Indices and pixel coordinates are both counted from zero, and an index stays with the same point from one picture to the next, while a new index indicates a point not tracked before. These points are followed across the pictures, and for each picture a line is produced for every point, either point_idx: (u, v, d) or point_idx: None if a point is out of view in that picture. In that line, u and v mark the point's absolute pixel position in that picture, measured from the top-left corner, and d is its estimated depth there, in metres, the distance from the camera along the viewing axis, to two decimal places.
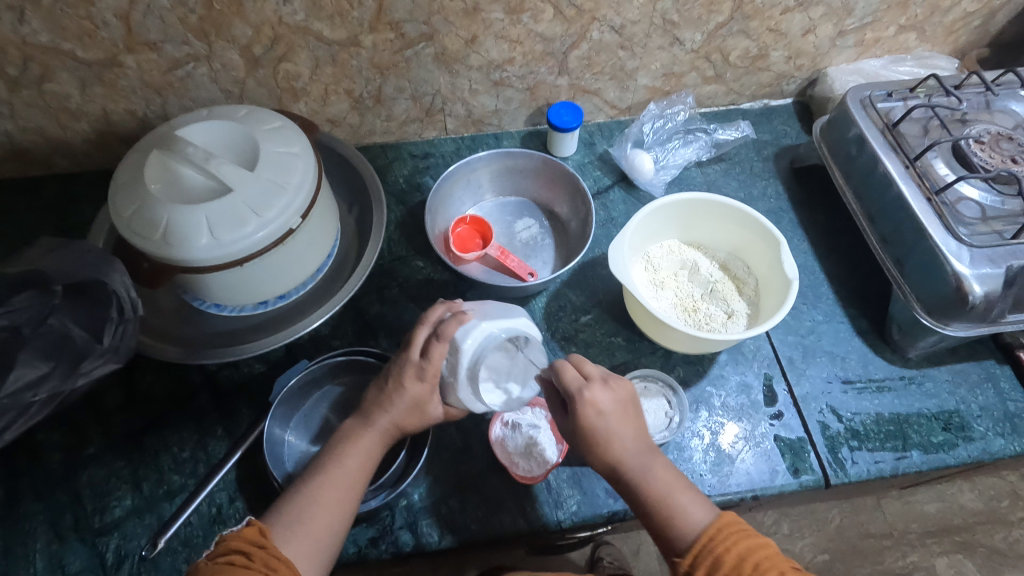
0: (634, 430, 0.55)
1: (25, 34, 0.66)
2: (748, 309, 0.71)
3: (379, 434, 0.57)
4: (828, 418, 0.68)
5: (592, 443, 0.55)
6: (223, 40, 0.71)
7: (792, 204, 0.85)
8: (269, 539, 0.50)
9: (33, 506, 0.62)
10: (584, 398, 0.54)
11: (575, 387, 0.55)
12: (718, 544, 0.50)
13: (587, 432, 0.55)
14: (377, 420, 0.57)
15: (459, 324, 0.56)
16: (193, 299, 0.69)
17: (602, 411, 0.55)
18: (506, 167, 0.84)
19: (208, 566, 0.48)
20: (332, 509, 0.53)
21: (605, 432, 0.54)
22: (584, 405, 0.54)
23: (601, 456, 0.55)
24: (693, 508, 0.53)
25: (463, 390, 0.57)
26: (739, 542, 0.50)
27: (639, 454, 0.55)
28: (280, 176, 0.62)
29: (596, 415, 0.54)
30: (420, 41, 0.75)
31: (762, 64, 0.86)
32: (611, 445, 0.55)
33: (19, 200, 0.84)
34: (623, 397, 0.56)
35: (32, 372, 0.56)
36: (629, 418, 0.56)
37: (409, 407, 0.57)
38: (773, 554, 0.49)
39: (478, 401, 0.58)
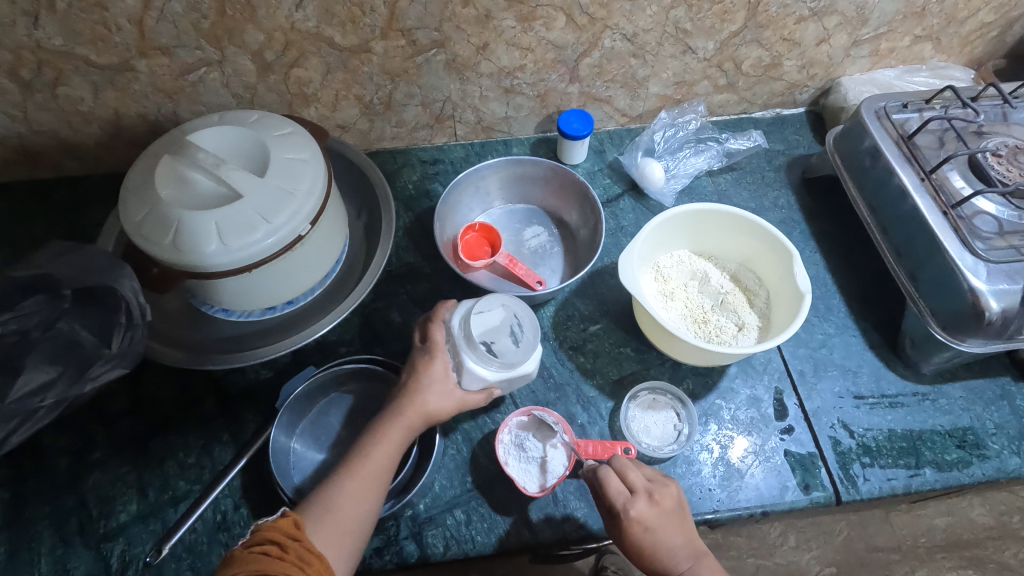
0: (678, 537, 0.55)
1: (39, 39, 0.67)
2: (758, 322, 0.70)
3: (405, 428, 0.56)
4: (840, 434, 0.68)
5: (645, 556, 0.55)
6: (235, 46, 0.71)
7: (805, 214, 0.84)
8: (303, 533, 0.50)
9: (39, 509, 0.62)
10: (630, 517, 0.55)
11: (620, 505, 0.55)
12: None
13: (638, 550, 0.55)
14: (403, 412, 0.57)
15: (446, 304, 0.61)
16: (201, 304, 0.69)
17: (652, 530, 0.54)
18: (515, 174, 0.83)
19: (244, 555, 0.48)
20: (361, 501, 0.53)
21: (651, 544, 0.55)
22: (632, 522, 0.55)
23: (650, 568, 0.56)
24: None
25: (469, 354, 0.57)
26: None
27: (687, 562, 0.55)
28: (291, 182, 0.62)
29: (640, 533, 0.55)
30: (432, 48, 0.74)
31: (775, 73, 0.85)
32: (661, 559, 0.55)
33: (30, 201, 0.84)
34: (671, 501, 0.56)
35: (40, 377, 0.57)
36: (675, 528, 0.55)
37: (421, 417, 0.57)
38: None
39: (489, 363, 0.57)
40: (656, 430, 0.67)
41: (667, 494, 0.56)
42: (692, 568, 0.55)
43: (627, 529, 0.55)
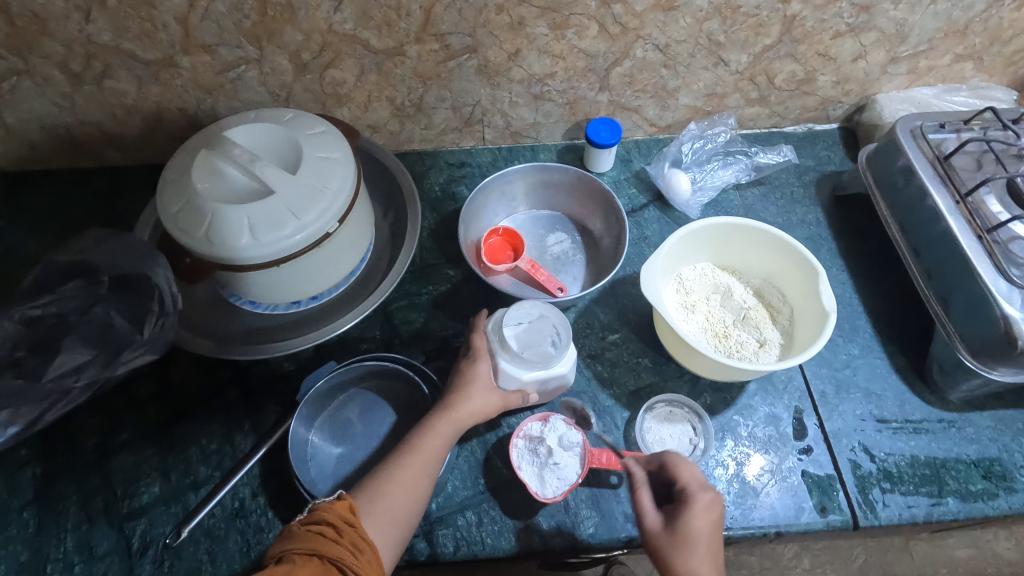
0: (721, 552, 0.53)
1: (90, 33, 0.70)
2: (781, 339, 0.69)
3: (451, 422, 0.59)
4: (860, 457, 0.66)
5: (695, 557, 0.51)
6: (274, 46, 0.73)
7: (833, 232, 0.82)
8: (357, 518, 0.52)
9: (67, 486, 0.64)
10: (705, 498, 0.54)
11: (683, 487, 0.55)
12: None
13: (684, 545, 0.52)
14: (449, 408, 0.59)
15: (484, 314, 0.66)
16: (230, 295, 0.71)
17: (704, 530, 0.52)
18: (541, 180, 0.84)
19: (302, 532, 0.50)
20: (408, 490, 0.55)
21: (711, 541, 0.52)
22: (704, 506, 0.53)
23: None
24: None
25: (502, 356, 0.62)
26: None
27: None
28: (323, 181, 0.64)
29: (708, 524, 0.53)
30: (464, 53, 0.76)
31: (808, 88, 0.84)
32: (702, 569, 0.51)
33: (72, 189, 0.87)
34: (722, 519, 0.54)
35: (76, 358, 0.59)
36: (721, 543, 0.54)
37: (467, 414, 0.59)
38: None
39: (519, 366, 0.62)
40: (671, 444, 0.67)
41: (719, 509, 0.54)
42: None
43: (682, 517, 0.53)
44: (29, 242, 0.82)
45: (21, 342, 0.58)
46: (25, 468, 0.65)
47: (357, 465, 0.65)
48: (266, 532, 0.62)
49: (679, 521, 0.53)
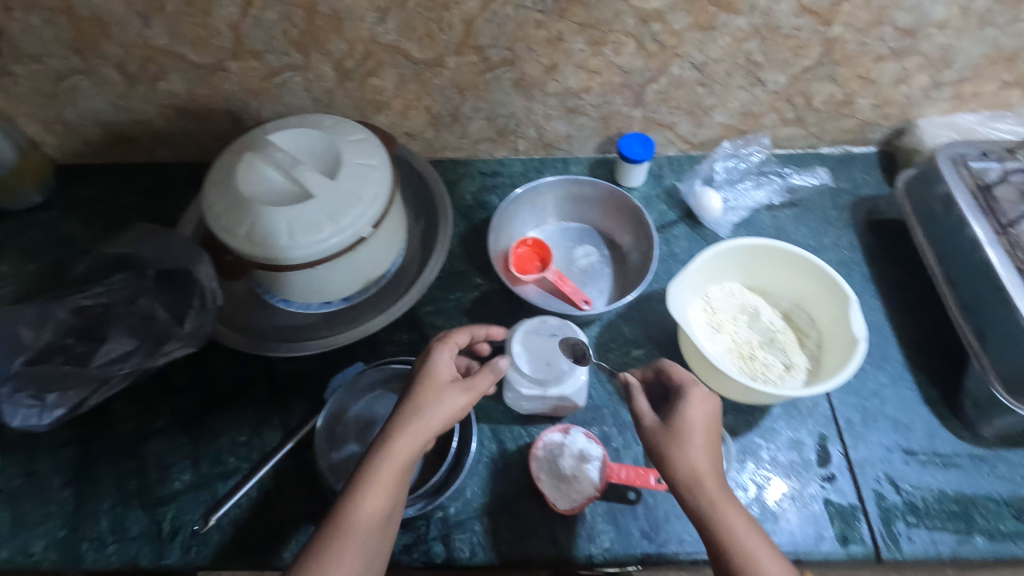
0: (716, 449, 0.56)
1: (147, 37, 0.73)
2: (808, 363, 0.69)
3: (389, 472, 0.52)
4: (885, 488, 0.65)
5: (686, 447, 0.55)
6: (319, 54, 0.75)
7: (866, 257, 0.81)
8: None
9: (104, 468, 0.67)
10: (694, 391, 0.57)
11: (681, 385, 0.58)
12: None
13: (681, 434, 0.55)
14: (387, 453, 0.52)
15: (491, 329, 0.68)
16: (265, 292, 0.74)
17: (700, 419, 0.56)
18: (572, 193, 0.84)
19: None
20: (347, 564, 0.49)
21: (700, 430, 0.55)
22: (693, 399, 0.57)
23: (684, 465, 0.54)
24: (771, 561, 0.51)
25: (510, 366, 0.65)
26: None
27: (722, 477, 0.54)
28: (360, 187, 0.66)
29: (693, 415, 0.56)
30: (502, 65, 0.77)
31: (847, 110, 0.83)
32: (699, 459, 0.54)
33: (121, 183, 0.91)
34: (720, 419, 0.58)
35: (121, 346, 0.62)
36: (714, 437, 0.56)
37: (406, 459, 0.52)
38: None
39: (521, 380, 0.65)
40: None
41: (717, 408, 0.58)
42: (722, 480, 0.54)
43: (679, 410, 0.57)
44: (80, 232, 0.87)
45: (72, 330, 0.61)
46: (66, 449, 0.68)
47: None
48: (289, 525, 0.64)
49: (676, 412, 0.57)
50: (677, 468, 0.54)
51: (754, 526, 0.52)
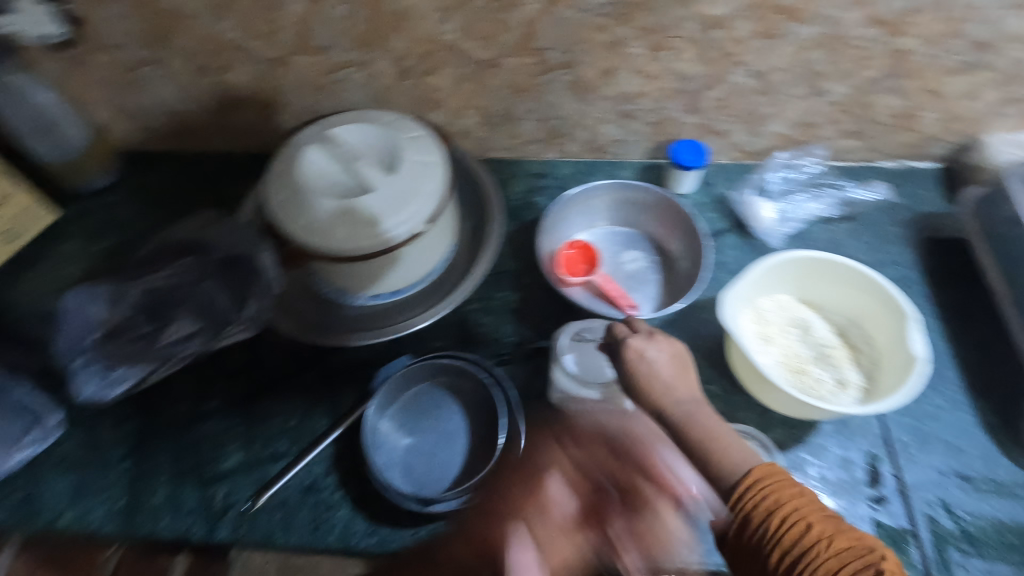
0: (681, 375, 0.59)
1: (219, 31, 0.76)
2: (861, 381, 0.67)
3: None
4: (939, 514, 0.63)
5: (644, 389, 0.58)
6: (381, 51, 0.77)
7: (924, 276, 0.79)
8: None
9: (161, 444, 0.70)
10: (629, 343, 0.60)
11: (619, 338, 0.62)
12: (752, 496, 0.51)
13: (635, 377, 0.59)
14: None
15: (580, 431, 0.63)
16: (319, 282, 0.76)
17: (649, 357, 0.59)
18: (623, 198, 0.85)
19: None
20: None
21: (650, 370, 0.59)
22: (632, 347, 0.60)
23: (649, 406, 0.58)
24: (742, 456, 0.54)
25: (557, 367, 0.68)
26: (785, 494, 0.50)
27: (689, 402, 0.58)
28: (418, 183, 0.67)
29: (639, 360, 0.59)
30: (559, 68, 0.77)
31: (910, 124, 0.81)
32: (658, 393, 0.58)
33: (183, 170, 0.94)
34: (677, 350, 0.61)
35: (187, 328, 0.65)
36: (678, 370, 0.59)
37: None
38: (807, 505, 0.50)
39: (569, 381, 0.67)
40: None
41: (670, 343, 0.61)
42: (688, 407, 0.57)
43: (623, 355, 0.60)
44: (143, 216, 0.90)
45: (143, 308, 0.65)
46: (125, 423, 0.71)
47: (424, 457, 0.68)
48: (335, 510, 0.65)
49: (625, 357, 0.60)
50: (644, 403, 0.59)
51: (724, 433, 0.56)
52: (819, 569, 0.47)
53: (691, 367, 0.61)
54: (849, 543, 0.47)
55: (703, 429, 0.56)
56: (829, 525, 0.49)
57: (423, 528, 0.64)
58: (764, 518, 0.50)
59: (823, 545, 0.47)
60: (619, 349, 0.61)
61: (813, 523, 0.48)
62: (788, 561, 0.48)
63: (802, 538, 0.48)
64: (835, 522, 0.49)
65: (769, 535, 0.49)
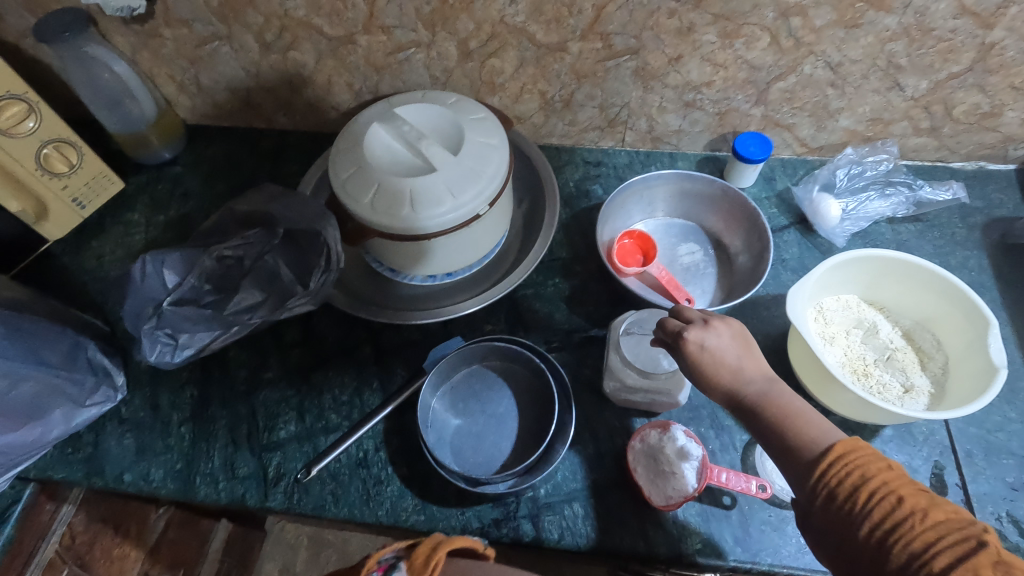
0: (751, 357, 0.55)
1: (288, 7, 0.76)
2: (929, 387, 0.65)
3: None
4: (1007, 529, 0.61)
5: (710, 378, 0.54)
6: (446, 32, 0.77)
7: (996, 282, 0.76)
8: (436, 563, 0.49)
9: (218, 410, 0.72)
10: (684, 337, 0.55)
11: (673, 334, 0.56)
12: (835, 471, 0.45)
13: (698, 367, 0.54)
14: None
15: (649, 435, 0.65)
16: (375, 260, 0.77)
17: (710, 344, 0.54)
18: (682, 189, 0.83)
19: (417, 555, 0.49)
20: None
21: (714, 359, 0.54)
22: (693, 339, 0.55)
23: (718, 392, 0.54)
24: (824, 429, 0.49)
25: (612, 356, 0.68)
26: (871, 467, 0.44)
27: (763, 383, 0.53)
28: (481, 164, 0.67)
29: (698, 352, 0.54)
30: (625, 54, 0.76)
31: (990, 123, 0.77)
32: (725, 379, 0.53)
33: (243, 146, 0.96)
34: (737, 330, 0.55)
35: (252, 298, 0.67)
36: (744, 352, 0.55)
37: None
38: (898, 479, 0.44)
39: (626, 369, 0.66)
40: None
41: (728, 325, 0.56)
42: (764, 389, 0.53)
43: (682, 349, 0.55)
44: (204, 190, 0.92)
45: (211, 277, 0.68)
46: (185, 388, 0.73)
47: (474, 439, 0.68)
48: (385, 485, 0.66)
49: (685, 351, 0.55)
50: (711, 390, 0.55)
51: (802, 409, 0.51)
52: (916, 547, 0.41)
53: (755, 343, 0.56)
54: (947, 517, 0.41)
55: (779, 406, 0.51)
56: (923, 499, 0.42)
57: (471, 509, 0.64)
58: (850, 494, 0.44)
59: (919, 520, 0.41)
60: (676, 344, 0.56)
61: (905, 497, 0.42)
62: (880, 538, 0.42)
63: (892, 514, 0.42)
64: (930, 495, 0.43)
65: (854, 511, 0.43)
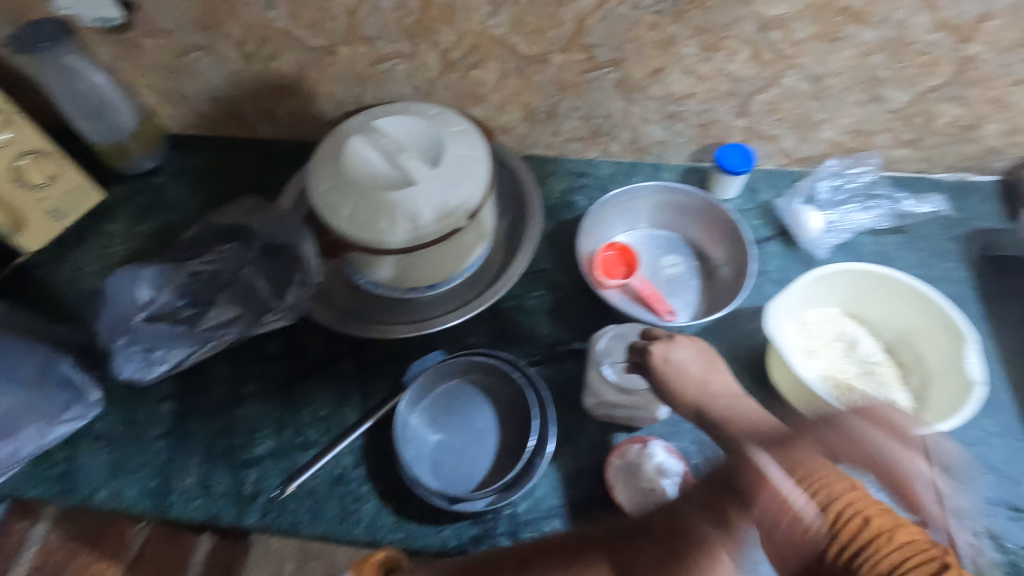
0: (718, 374, 0.59)
1: (268, 18, 0.76)
2: (910, 402, 0.65)
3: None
4: (987, 544, 0.61)
5: (680, 392, 0.58)
6: (427, 43, 0.76)
7: (977, 295, 0.76)
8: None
9: (196, 425, 0.71)
10: (651, 351, 0.61)
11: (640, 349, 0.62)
12: (800, 489, 0.46)
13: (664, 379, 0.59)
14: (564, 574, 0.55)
15: (630, 451, 0.65)
16: (355, 272, 0.76)
17: (674, 356, 0.60)
18: (666, 201, 0.82)
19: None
20: None
21: (679, 372, 0.59)
22: (658, 350, 0.61)
23: (684, 404, 0.58)
24: (782, 446, 0.51)
25: (591, 372, 0.67)
26: (837, 488, 0.45)
27: (727, 398, 0.56)
28: (461, 177, 0.66)
29: (663, 365, 0.60)
30: (607, 66, 0.76)
31: (971, 135, 0.77)
32: (692, 392, 0.57)
33: (226, 156, 0.95)
34: (702, 347, 0.62)
35: (227, 313, 0.66)
36: (711, 368, 0.59)
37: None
38: (863, 500, 0.44)
39: (605, 386, 0.66)
40: None
41: (692, 342, 0.62)
42: (726, 402, 0.56)
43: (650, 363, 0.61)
44: (185, 200, 0.91)
45: (188, 292, 0.66)
46: (163, 403, 0.72)
47: (453, 455, 0.68)
48: (363, 502, 0.65)
49: (652, 366, 0.61)
50: (679, 405, 0.58)
51: (765, 423, 0.53)
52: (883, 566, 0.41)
53: (721, 362, 0.61)
54: (910, 537, 0.42)
55: (741, 421, 0.53)
56: (890, 520, 0.42)
57: (449, 527, 0.64)
58: (816, 515, 0.44)
59: (886, 540, 0.41)
60: (645, 360, 0.61)
61: (871, 517, 0.42)
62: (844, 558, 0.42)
63: (857, 534, 0.42)
64: (893, 516, 0.43)
65: (819, 531, 0.43)
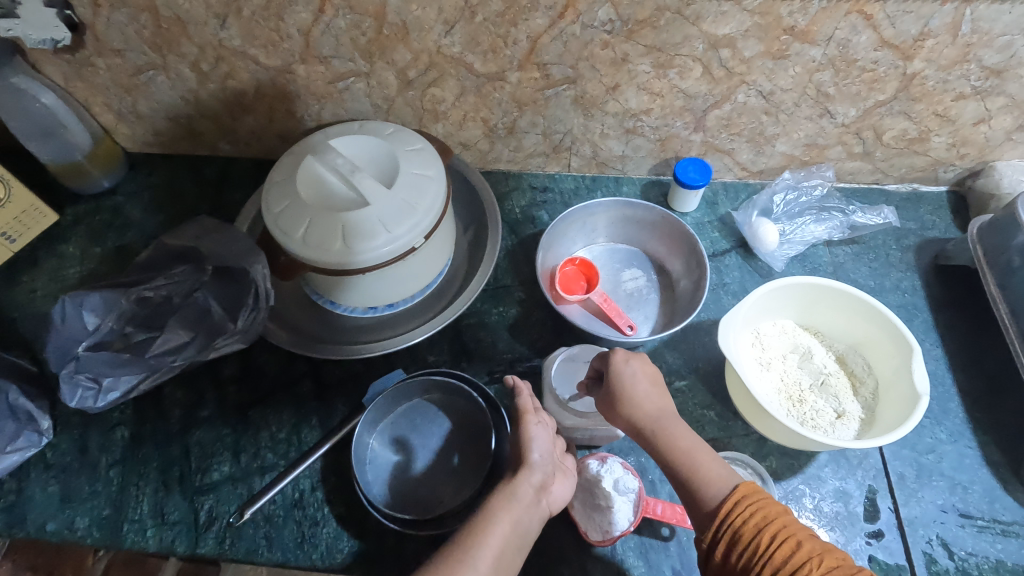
0: (662, 396, 0.59)
1: (222, 38, 0.75)
2: (861, 413, 0.66)
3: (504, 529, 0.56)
4: (937, 551, 0.62)
5: (628, 405, 0.58)
6: (384, 62, 0.76)
7: (929, 304, 0.78)
8: None
9: (150, 452, 0.69)
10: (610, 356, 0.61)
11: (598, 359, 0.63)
12: (739, 514, 0.50)
13: (613, 390, 0.59)
14: (500, 513, 0.57)
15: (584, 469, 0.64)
16: (314, 292, 0.75)
17: (632, 366, 0.60)
18: (625, 215, 0.83)
19: None
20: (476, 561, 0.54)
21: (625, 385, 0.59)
22: (618, 360, 0.60)
23: (623, 415, 0.59)
24: (724, 472, 0.54)
25: (550, 401, 0.69)
26: (771, 512, 0.50)
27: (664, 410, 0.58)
28: (415, 197, 0.66)
29: (616, 371, 0.60)
30: (563, 83, 0.76)
31: (920, 147, 0.79)
32: (628, 403, 0.58)
33: (186, 175, 0.94)
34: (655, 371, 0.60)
35: (177, 338, 0.66)
36: (660, 389, 0.59)
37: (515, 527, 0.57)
38: (795, 524, 0.49)
39: (566, 412, 0.68)
40: None
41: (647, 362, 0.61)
42: (665, 414, 0.58)
43: (607, 369, 0.60)
44: (144, 220, 0.90)
45: (134, 319, 0.67)
46: (117, 429, 0.71)
47: (413, 476, 0.67)
48: (321, 526, 0.65)
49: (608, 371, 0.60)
50: (617, 415, 0.59)
51: (694, 444, 0.56)
52: None
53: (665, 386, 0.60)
54: (839, 562, 0.47)
55: (676, 442, 0.56)
56: (817, 544, 0.48)
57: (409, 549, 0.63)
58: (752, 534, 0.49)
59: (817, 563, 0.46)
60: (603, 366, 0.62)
61: (803, 541, 0.48)
62: None
63: (791, 558, 0.47)
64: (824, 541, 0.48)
65: (758, 555, 0.48)
